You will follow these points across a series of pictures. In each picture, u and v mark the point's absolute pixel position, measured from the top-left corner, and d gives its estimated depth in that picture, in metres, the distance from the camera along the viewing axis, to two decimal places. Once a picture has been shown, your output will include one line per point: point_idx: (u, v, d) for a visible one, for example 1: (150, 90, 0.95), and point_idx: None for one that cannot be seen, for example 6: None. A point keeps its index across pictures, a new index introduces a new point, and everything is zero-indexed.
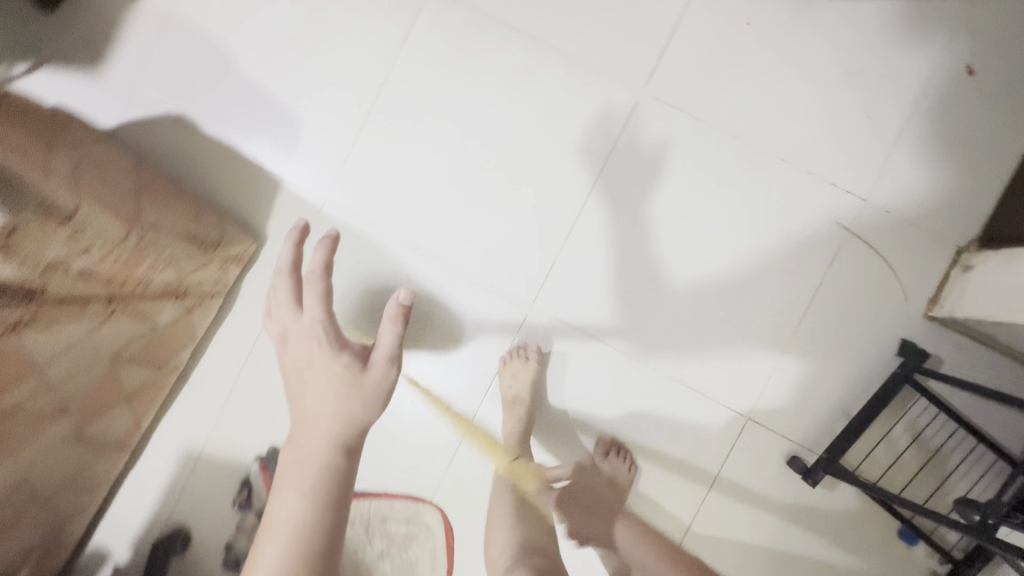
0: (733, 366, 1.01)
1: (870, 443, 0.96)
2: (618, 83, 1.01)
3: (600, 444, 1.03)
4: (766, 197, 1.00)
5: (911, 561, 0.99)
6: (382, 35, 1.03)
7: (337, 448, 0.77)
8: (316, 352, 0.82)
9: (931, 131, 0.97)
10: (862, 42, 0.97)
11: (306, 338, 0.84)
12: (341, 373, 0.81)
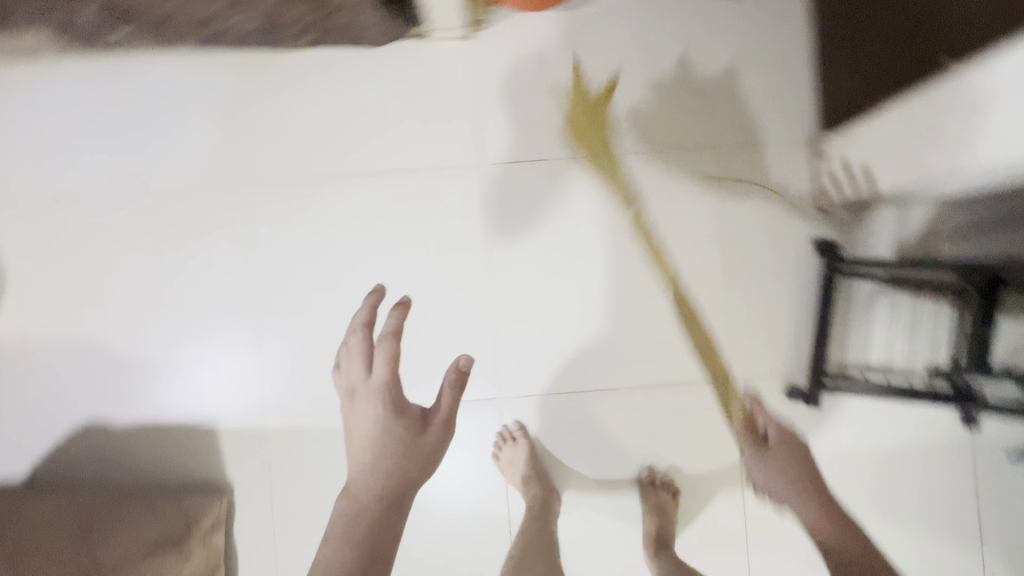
0: (698, 340, 1.05)
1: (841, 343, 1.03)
2: (459, 169, 1.06)
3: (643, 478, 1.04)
4: (636, 189, 1.06)
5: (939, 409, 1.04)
6: (236, 246, 1.05)
7: (385, 502, 0.68)
8: (375, 419, 0.72)
9: (728, 62, 1.05)
10: (631, 25, 1.06)
11: (376, 401, 0.73)
12: (394, 438, 0.72)
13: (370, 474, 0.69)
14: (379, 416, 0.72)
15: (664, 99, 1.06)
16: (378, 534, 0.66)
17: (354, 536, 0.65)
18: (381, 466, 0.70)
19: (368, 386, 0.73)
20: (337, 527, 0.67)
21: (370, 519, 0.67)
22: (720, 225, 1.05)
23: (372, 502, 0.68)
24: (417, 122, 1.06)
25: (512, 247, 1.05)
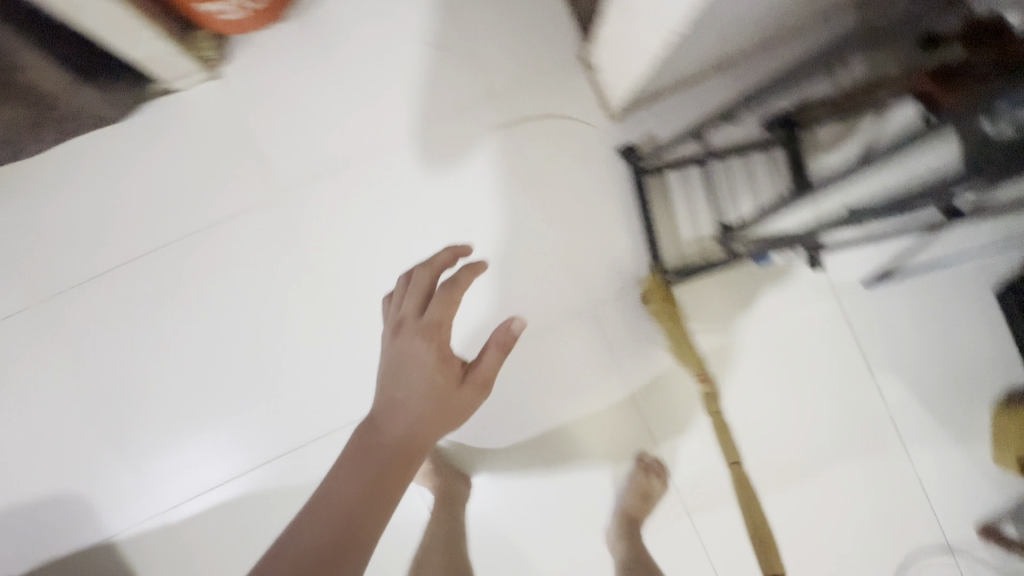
0: (555, 284, 1.05)
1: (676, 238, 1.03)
2: (254, 207, 1.02)
3: (642, 462, 1.03)
4: (433, 164, 1.03)
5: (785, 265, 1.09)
6: (67, 363, 1.02)
7: (411, 449, 0.56)
8: (418, 352, 0.61)
9: (476, 11, 1.04)
10: (370, 9, 1.03)
11: (419, 334, 0.62)
12: (431, 387, 0.60)
13: (390, 429, 0.56)
14: (429, 348, 0.61)
15: (432, 64, 1.03)
16: (367, 504, 0.50)
17: (341, 507, 0.50)
18: (407, 421, 0.57)
19: (434, 313, 0.62)
20: (320, 499, 0.50)
21: (387, 477, 0.53)
22: (532, 165, 1.04)
23: (376, 458, 0.54)
24: (202, 174, 1.02)
25: (334, 264, 1.02)
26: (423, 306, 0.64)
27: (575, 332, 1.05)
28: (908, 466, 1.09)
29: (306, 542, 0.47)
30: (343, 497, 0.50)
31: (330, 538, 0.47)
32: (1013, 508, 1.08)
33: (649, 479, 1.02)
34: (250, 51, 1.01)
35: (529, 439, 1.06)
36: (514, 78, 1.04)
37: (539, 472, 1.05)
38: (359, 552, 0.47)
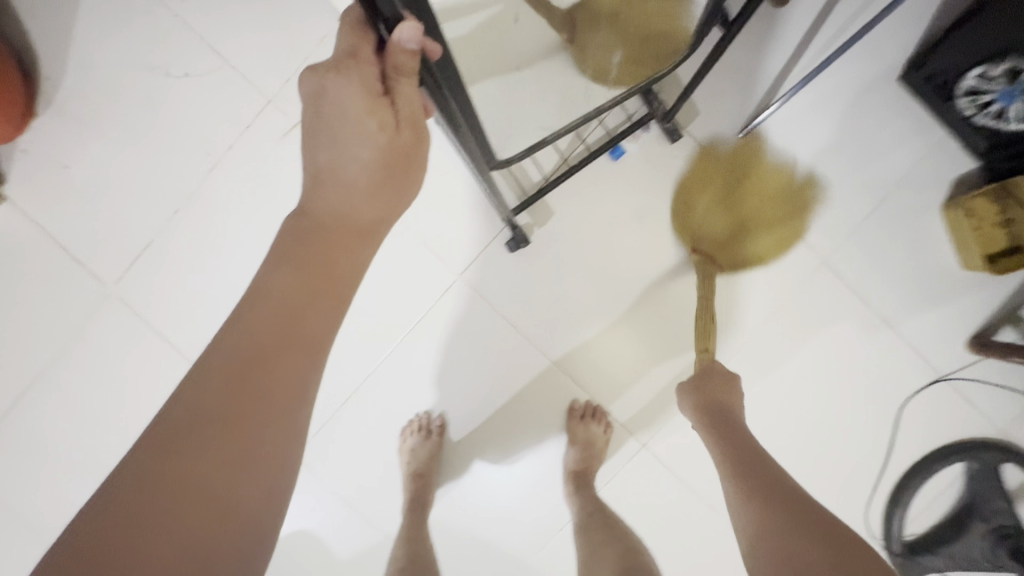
0: None
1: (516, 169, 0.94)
2: (93, 310, 0.97)
3: (575, 411, 0.96)
4: (244, 196, 0.95)
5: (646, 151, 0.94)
6: None
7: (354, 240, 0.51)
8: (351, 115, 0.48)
9: (217, 17, 0.92)
10: (112, 61, 0.93)
11: (349, 94, 0.47)
12: (375, 146, 0.49)
13: (326, 198, 0.51)
14: (357, 96, 0.47)
15: (195, 90, 0.93)
16: (292, 307, 0.46)
17: (271, 300, 0.46)
18: (342, 194, 0.51)
19: (352, 63, 0.45)
20: (259, 289, 0.47)
21: (311, 279, 0.48)
22: None
23: (312, 245, 0.49)
24: (25, 297, 0.97)
25: (194, 335, 0.97)
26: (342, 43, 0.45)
27: (453, 305, 0.96)
28: (866, 308, 0.95)
29: (236, 353, 0.44)
30: (268, 304, 0.46)
31: (253, 338, 0.44)
32: (1000, 308, 0.94)
33: (590, 427, 0.95)
34: (16, 156, 0.94)
35: (457, 432, 0.99)
36: (282, 69, 0.93)
37: (478, 457, 0.99)
38: (294, 353, 0.45)
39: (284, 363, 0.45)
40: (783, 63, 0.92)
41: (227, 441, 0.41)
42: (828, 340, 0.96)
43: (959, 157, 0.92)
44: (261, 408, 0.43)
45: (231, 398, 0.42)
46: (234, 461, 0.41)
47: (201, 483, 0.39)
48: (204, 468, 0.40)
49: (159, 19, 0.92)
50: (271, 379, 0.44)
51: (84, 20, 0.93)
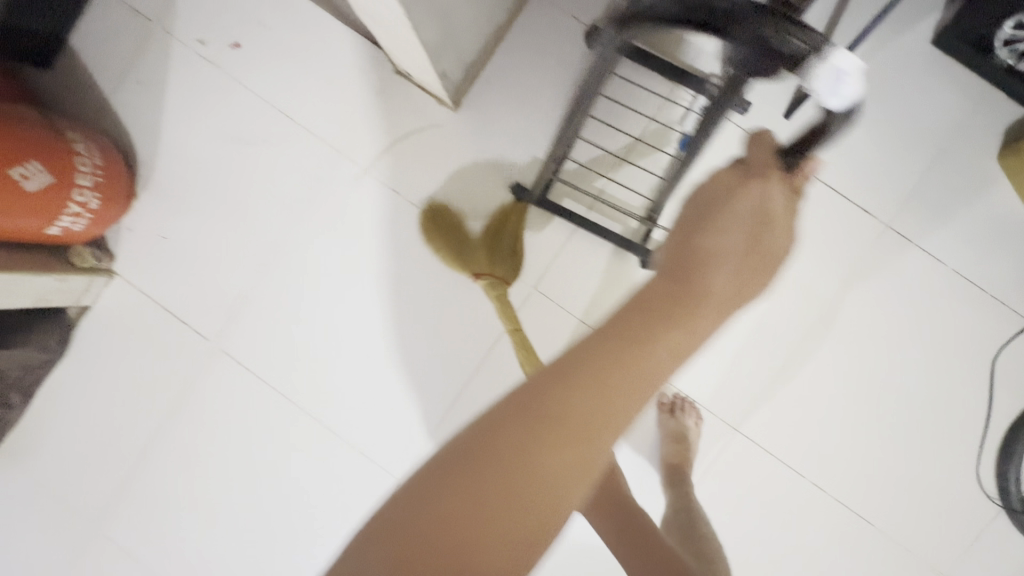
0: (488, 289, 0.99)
1: (617, 202, 0.98)
2: (201, 365, 1.05)
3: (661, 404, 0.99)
4: (326, 242, 1.03)
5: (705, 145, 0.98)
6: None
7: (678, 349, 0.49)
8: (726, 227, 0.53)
9: (285, 86, 1.02)
10: (198, 140, 1.04)
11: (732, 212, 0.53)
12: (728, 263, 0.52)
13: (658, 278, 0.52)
14: (749, 206, 0.53)
15: (275, 154, 1.03)
16: (618, 369, 0.45)
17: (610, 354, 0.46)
18: (677, 268, 0.51)
19: (760, 186, 0.53)
20: (604, 334, 0.48)
21: (635, 385, 0.46)
22: (407, 190, 1.01)
23: (643, 314, 0.49)
24: (140, 362, 1.06)
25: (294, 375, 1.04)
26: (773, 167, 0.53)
27: (530, 315, 0.99)
28: (939, 267, 0.96)
29: (576, 384, 0.45)
30: (620, 367, 0.46)
31: (583, 417, 0.44)
32: None
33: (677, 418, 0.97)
34: (121, 236, 1.05)
35: None
36: (347, 123, 1.01)
37: None
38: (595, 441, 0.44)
39: (591, 432, 0.44)
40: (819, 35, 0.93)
41: (503, 488, 0.41)
42: (905, 303, 0.96)
43: (1004, 106, 0.94)
44: (549, 494, 0.42)
45: (550, 417, 0.43)
46: (506, 482, 0.42)
47: (475, 517, 0.41)
48: (482, 497, 0.41)
49: (238, 96, 1.03)
50: (577, 433, 0.44)
51: (172, 107, 1.04)
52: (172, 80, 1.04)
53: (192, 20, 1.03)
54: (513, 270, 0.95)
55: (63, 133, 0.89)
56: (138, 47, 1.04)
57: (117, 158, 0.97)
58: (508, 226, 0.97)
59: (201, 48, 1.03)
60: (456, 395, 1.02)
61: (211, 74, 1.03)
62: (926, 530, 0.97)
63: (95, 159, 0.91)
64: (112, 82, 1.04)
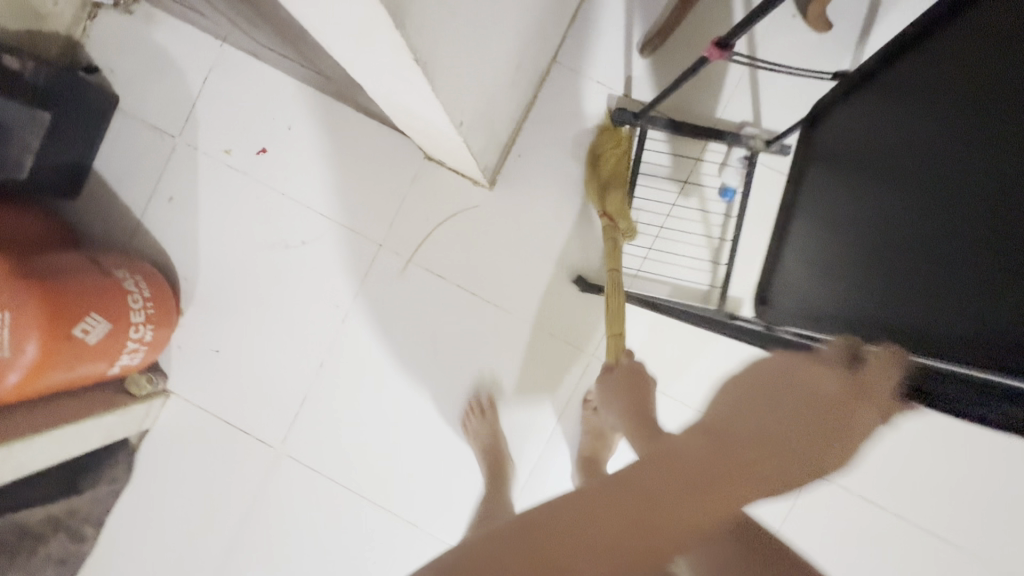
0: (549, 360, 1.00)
1: (674, 268, 0.96)
2: (268, 472, 1.04)
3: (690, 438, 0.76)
4: (377, 334, 1.02)
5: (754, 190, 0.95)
6: None
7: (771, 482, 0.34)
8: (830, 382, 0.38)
9: (317, 185, 1.02)
10: (237, 249, 1.03)
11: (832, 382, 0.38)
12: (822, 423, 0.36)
13: (754, 422, 0.34)
14: (842, 399, 0.37)
15: (315, 254, 1.02)
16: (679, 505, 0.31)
17: (680, 484, 0.31)
18: (785, 415, 0.35)
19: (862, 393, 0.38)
20: (677, 455, 0.33)
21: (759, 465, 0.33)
22: (452, 273, 1.01)
23: (719, 464, 0.32)
24: (205, 478, 1.05)
25: (361, 470, 1.03)
26: (827, 359, 0.41)
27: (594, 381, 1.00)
28: None
29: (758, 453, 0.33)
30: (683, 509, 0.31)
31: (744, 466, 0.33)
32: None
33: None
34: (172, 353, 1.04)
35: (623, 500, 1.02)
36: (384, 214, 1.01)
37: None
38: (762, 485, 0.33)
39: (717, 514, 0.31)
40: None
41: (669, 486, 0.31)
42: None
43: None
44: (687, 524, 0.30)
45: (762, 462, 0.33)
46: (722, 480, 0.32)
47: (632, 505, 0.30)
48: (646, 496, 0.30)
49: (271, 201, 1.02)
50: (676, 516, 0.30)
51: (207, 218, 1.03)
52: (202, 193, 1.03)
53: (217, 132, 1.02)
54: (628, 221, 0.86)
55: (110, 271, 0.89)
56: (164, 164, 1.03)
57: (162, 283, 0.97)
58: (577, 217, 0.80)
59: (228, 158, 1.03)
60: (530, 470, 1.02)
61: (242, 183, 1.03)
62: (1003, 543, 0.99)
63: (144, 290, 0.92)
64: (142, 203, 1.04)
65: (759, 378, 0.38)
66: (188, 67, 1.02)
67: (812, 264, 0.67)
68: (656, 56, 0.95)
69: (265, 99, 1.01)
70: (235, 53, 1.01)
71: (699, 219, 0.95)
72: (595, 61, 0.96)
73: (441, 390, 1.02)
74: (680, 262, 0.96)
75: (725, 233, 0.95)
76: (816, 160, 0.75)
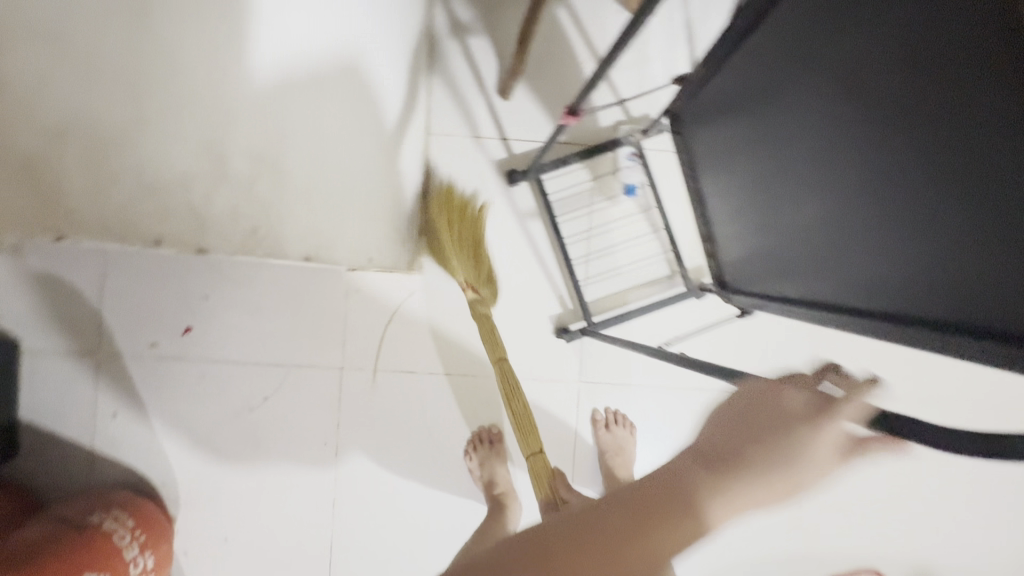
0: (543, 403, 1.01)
1: (620, 271, 0.99)
2: None
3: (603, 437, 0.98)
4: (376, 451, 1.01)
5: (657, 173, 0.99)
6: None
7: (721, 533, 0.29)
8: (785, 407, 0.33)
9: (256, 339, 1.00)
10: (201, 433, 1.00)
11: (783, 408, 0.33)
12: (785, 457, 0.31)
13: (696, 457, 0.31)
14: (792, 423, 0.32)
15: (283, 404, 1.00)
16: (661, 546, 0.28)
17: (652, 515, 0.29)
18: (724, 448, 0.32)
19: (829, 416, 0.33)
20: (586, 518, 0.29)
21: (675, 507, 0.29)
22: (421, 364, 1.01)
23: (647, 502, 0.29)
24: None
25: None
26: (786, 385, 0.35)
27: (592, 404, 1.02)
28: None
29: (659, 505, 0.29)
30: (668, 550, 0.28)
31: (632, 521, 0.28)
32: None
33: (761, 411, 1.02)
34: (181, 562, 0.99)
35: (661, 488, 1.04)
36: (333, 337, 1.00)
37: None
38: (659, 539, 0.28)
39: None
40: (690, 39, 0.97)
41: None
42: None
43: None
44: None
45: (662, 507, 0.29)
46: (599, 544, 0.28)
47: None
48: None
49: (216, 374, 0.99)
50: None
51: (159, 417, 0.99)
52: (143, 395, 0.99)
53: (134, 332, 0.99)
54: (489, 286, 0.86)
55: (85, 521, 0.84)
56: (94, 383, 0.98)
57: (143, 503, 0.92)
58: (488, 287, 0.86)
59: (156, 350, 0.99)
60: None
61: (180, 368, 0.99)
62: (1001, 386, 1.06)
63: (126, 521, 0.86)
64: (88, 430, 0.98)
65: (748, 395, 0.35)
66: (78, 280, 0.98)
67: (742, 241, 0.66)
68: (517, 93, 0.99)
69: (168, 281, 0.98)
70: (119, 250, 0.98)
71: (621, 218, 0.99)
72: (467, 121, 0.99)
73: (457, 474, 1.02)
74: (624, 263, 0.99)
75: (650, 221, 0.99)
76: (697, 131, 0.69)
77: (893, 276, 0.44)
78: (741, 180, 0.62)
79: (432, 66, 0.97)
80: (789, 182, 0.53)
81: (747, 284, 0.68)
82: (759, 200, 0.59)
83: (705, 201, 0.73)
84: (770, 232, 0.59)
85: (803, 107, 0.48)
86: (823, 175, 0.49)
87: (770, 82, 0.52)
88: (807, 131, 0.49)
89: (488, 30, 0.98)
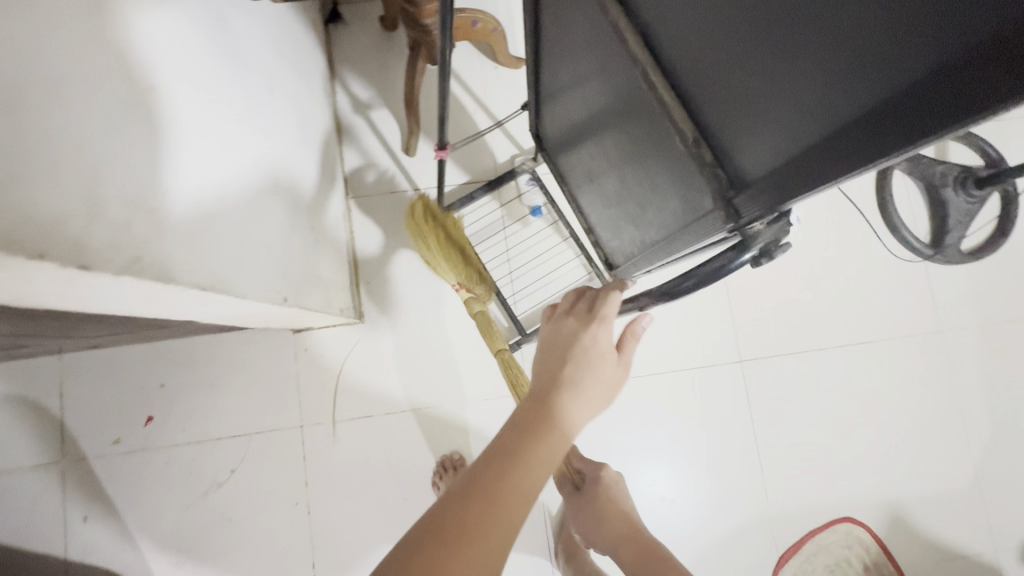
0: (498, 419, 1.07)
1: (543, 282, 1.09)
2: None
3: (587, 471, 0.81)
4: (349, 501, 1.03)
5: (555, 192, 1.12)
6: None
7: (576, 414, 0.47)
8: (569, 331, 0.53)
9: (215, 415, 1.04)
10: (171, 521, 1.01)
11: (568, 331, 0.53)
12: (580, 352, 0.51)
13: (535, 386, 0.49)
14: (576, 335, 0.52)
15: (249, 473, 1.03)
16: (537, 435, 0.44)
17: (528, 434, 0.44)
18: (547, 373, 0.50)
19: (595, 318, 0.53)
20: (487, 455, 0.42)
21: (532, 420, 0.45)
22: (377, 407, 1.06)
23: (519, 431, 0.44)
24: None
25: None
26: (562, 321, 0.55)
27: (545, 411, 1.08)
28: None
29: (528, 429, 0.44)
30: (541, 437, 0.44)
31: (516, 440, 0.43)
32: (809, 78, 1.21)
33: (690, 380, 1.12)
34: None
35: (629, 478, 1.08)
36: (289, 398, 1.05)
37: (666, 478, 1.09)
38: (538, 443, 0.43)
39: (519, 491, 0.40)
40: None
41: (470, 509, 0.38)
42: None
43: None
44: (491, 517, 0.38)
45: (529, 427, 0.44)
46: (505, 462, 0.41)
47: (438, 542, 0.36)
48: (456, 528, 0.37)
49: (180, 457, 1.03)
50: (486, 522, 0.38)
51: (127, 513, 1.01)
52: (109, 495, 1.01)
53: (96, 434, 1.02)
54: (482, 283, 0.92)
55: None
56: (61, 493, 1.00)
57: None
58: (474, 279, 0.92)
59: (120, 447, 1.02)
60: (546, 521, 1.04)
61: (144, 460, 1.02)
62: (909, 317, 1.15)
63: None
64: (58, 542, 0.99)
65: (546, 342, 0.54)
66: (38, 394, 1.02)
67: (606, 222, 0.78)
68: (420, 150, 1.12)
69: (124, 378, 1.04)
70: (74, 360, 1.04)
71: (533, 235, 1.10)
72: (380, 181, 1.11)
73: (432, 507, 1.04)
74: (544, 273, 1.09)
75: (558, 232, 1.10)
76: (550, 142, 0.85)
77: (664, 202, 0.56)
78: (584, 170, 0.76)
79: (342, 143, 1.11)
80: (602, 156, 0.68)
81: (621, 260, 0.79)
82: (597, 178, 0.73)
83: (577, 199, 0.87)
84: (611, 200, 0.72)
85: (578, 102, 0.66)
86: (608, 141, 0.63)
87: (560, 90, 0.69)
88: (589, 117, 0.65)
89: (386, 103, 1.13)
